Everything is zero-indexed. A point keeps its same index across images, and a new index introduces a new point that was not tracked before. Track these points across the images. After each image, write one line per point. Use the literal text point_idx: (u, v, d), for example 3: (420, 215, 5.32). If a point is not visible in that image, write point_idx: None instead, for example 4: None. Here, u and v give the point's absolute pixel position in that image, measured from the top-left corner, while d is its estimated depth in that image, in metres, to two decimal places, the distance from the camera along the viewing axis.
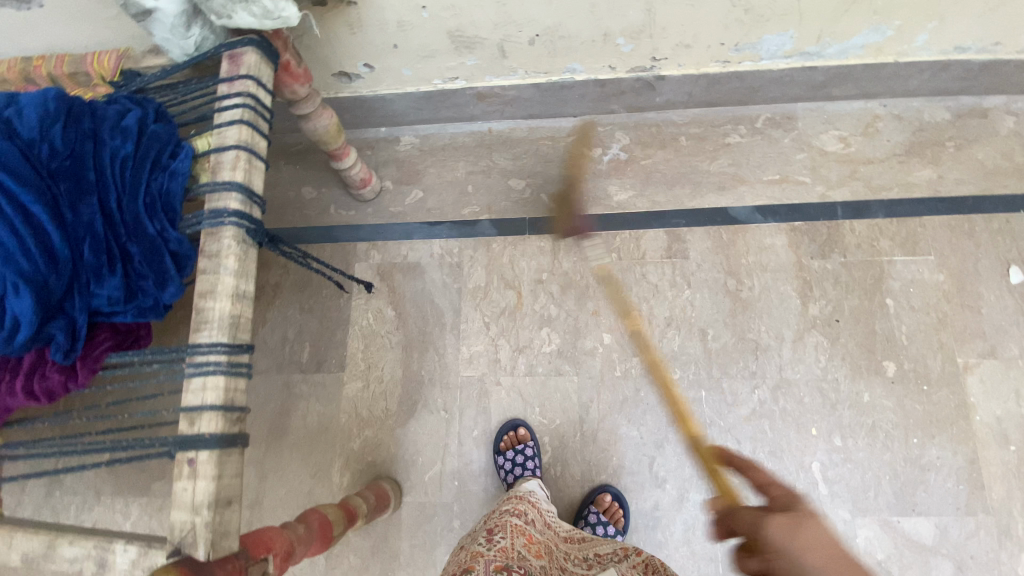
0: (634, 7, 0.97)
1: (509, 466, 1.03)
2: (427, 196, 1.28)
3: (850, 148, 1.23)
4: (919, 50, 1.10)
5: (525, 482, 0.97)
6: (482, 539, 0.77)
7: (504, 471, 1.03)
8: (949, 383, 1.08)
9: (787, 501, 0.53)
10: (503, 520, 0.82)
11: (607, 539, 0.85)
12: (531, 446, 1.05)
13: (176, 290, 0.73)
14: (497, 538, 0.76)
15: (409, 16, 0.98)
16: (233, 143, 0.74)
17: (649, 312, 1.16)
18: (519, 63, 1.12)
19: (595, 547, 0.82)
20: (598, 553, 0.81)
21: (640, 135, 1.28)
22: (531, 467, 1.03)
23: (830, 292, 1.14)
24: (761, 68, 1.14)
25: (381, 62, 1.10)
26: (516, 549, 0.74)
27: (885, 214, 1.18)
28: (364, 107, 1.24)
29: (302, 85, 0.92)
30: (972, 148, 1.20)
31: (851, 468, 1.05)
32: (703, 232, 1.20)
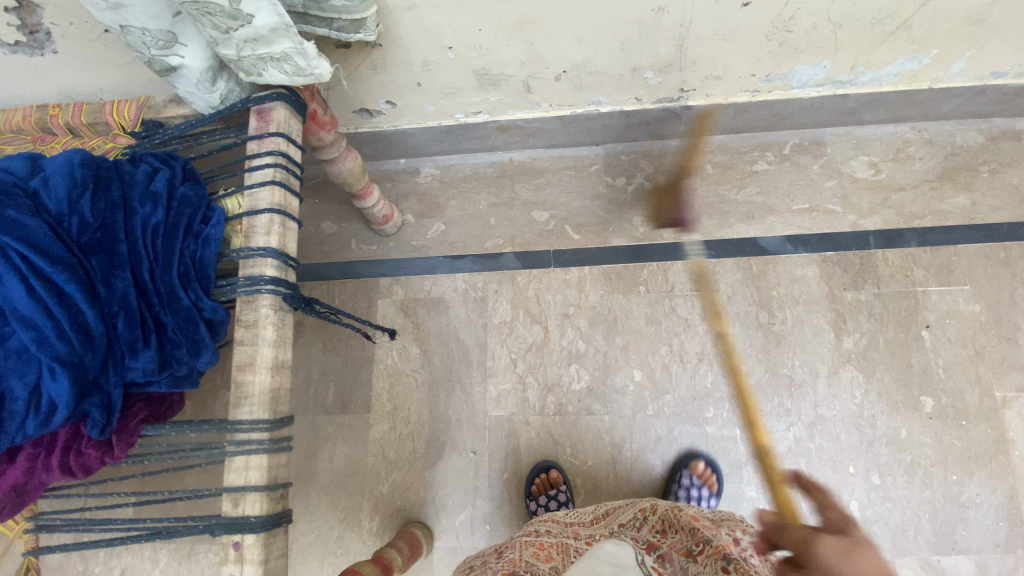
0: (666, 42, 0.94)
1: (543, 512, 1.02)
2: (450, 229, 1.26)
3: (880, 174, 1.20)
4: (954, 77, 1.06)
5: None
6: (493, 558, 0.78)
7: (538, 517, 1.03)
8: (988, 418, 1.06)
9: (841, 525, 0.50)
10: (512, 538, 0.81)
11: (626, 506, 0.86)
12: (564, 490, 1.04)
13: (212, 357, 0.72)
14: (507, 553, 0.77)
15: (434, 56, 0.95)
16: (267, 206, 0.72)
17: (680, 347, 1.14)
18: (545, 96, 1.09)
19: (617, 519, 0.82)
20: (621, 523, 0.81)
21: (666, 163, 1.25)
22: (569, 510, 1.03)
23: (864, 324, 1.12)
24: (791, 96, 1.12)
25: (403, 98, 1.08)
26: (525, 559, 0.74)
27: (918, 243, 1.15)
28: (384, 140, 1.22)
29: (328, 132, 0.89)
30: (1006, 173, 1.17)
31: (890, 506, 1.03)
32: (733, 264, 1.17)
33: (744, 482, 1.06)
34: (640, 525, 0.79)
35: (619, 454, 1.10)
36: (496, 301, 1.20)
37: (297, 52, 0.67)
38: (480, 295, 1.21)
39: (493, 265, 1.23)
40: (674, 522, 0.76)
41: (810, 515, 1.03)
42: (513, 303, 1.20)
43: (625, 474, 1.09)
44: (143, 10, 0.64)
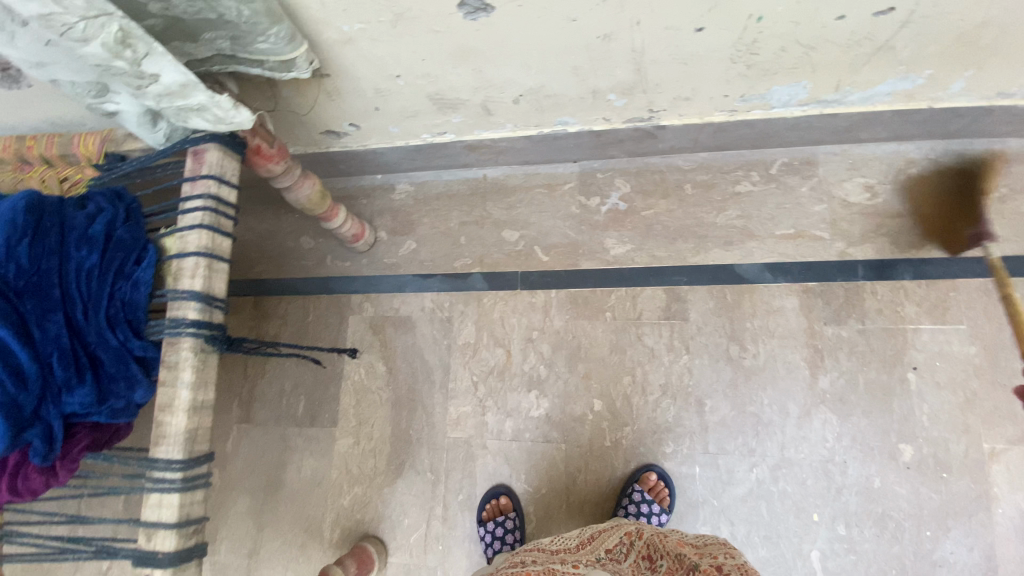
0: (621, 68, 0.90)
1: (489, 540, 1.04)
2: (420, 247, 1.25)
3: (876, 199, 1.10)
4: (957, 96, 0.97)
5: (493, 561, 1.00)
6: None
7: (485, 544, 1.04)
8: (973, 472, 0.98)
9: None
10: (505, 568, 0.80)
11: (608, 530, 0.89)
12: (512, 514, 1.05)
13: (146, 392, 0.77)
14: None
15: (385, 84, 0.94)
16: (193, 250, 0.75)
17: (643, 378, 1.10)
18: (507, 118, 1.06)
19: (603, 543, 0.86)
20: (608, 548, 0.85)
21: (642, 182, 1.20)
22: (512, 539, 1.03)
23: (844, 363, 1.04)
24: (773, 115, 1.03)
25: (365, 122, 1.07)
26: None
27: (912, 276, 1.06)
28: (356, 159, 1.21)
29: (276, 163, 0.89)
30: (1020, 200, 1.06)
31: (854, 560, 0.98)
32: (706, 292, 1.12)
33: (699, 522, 1.03)
34: (629, 551, 0.84)
35: (573, 484, 1.09)
36: (461, 322, 1.19)
37: (213, 103, 0.71)
38: (446, 315, 1.20)
39: (461, 285, 1.22)
40: (659, 549, 0.81)
41: (766, 561, 1.00)
42: (478, 325, 1.19)
43: (577, 504, 1.09)
44: (65, 67, 0.66)
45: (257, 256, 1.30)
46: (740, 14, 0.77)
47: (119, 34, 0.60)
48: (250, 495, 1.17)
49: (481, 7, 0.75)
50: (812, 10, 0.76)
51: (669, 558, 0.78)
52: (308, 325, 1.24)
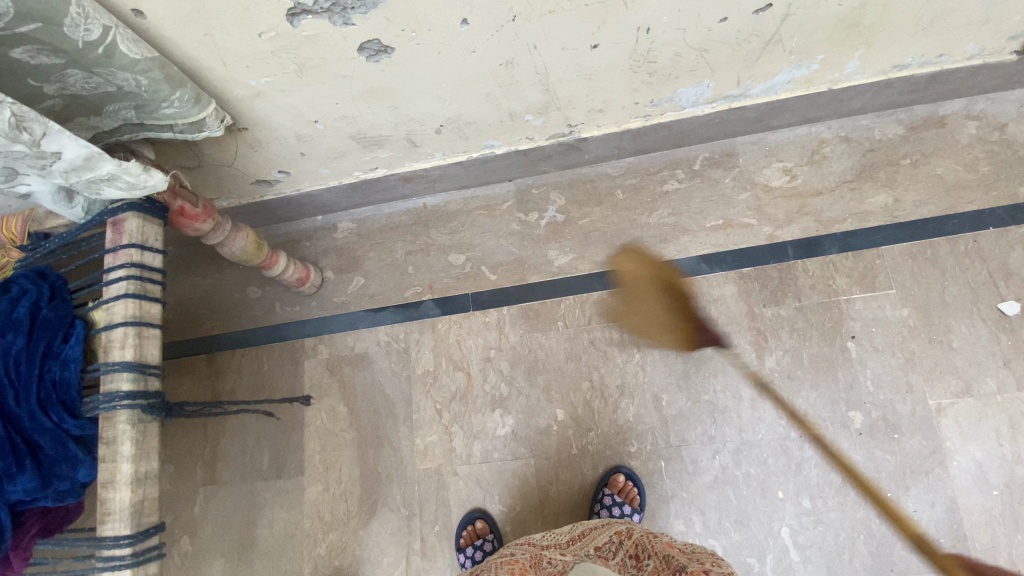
0: (531, 89, 0.93)
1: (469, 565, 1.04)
2: (369, 282, 1.25)
3: (796, 181, 1.15)
4: (853, 75, 1.02)
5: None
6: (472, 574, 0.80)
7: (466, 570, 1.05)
8: (922, 429, 1.02)
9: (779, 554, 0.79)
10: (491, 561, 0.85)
11: (600, 526, 0.91)
12: (490, 539, 1.06)
13: (88, 470, 0.75)
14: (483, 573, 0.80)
15: (305, 130, 0.96)
16: (121, 320, 0.75)
17: (601, 382, 1.13)
18: (434, 148, 1.09)
19: (592, 540, 0.88)
20: (597, 546, 0.87)
21: (576, 193, 1.23)
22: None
23: (786, 341, 1.08)
24: (685, 116, 1.08)
25: (294, 168, 1.08)
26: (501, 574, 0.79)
27: (839, 249, 1.11)
28: (293, 205, 1.21)
29: (203, 221, 0.90)
30: (929, 164, 1.13)
31: (823, 531, 1.00)
32: (649, 290, 1.16)
33: (672, 516, 1.05)
34: (616, 550, 0.85)
35: (546, 497, 1.10)
36: (417, 351, 1.20)
37: (122, 170, 0.72)
38: (402, 347, 1.20)
39: (413, 314, 1.22)
40: (647, 549, 0.82)
41: (740, 545, 1.02)
42: (435, 351, 1.19)
43: (553, 516, 1.09)
44: None
45: (205, 313, 1.29)
46: (628, 28, 0.81)
47: (12, 121, 0.60)
48: (223, 557, 1.15)
49: (382, 49, 0.78)
50: (695, 17, 0.81)
51: (656, 559, 0.79)
52: (265, 375, 1.23)
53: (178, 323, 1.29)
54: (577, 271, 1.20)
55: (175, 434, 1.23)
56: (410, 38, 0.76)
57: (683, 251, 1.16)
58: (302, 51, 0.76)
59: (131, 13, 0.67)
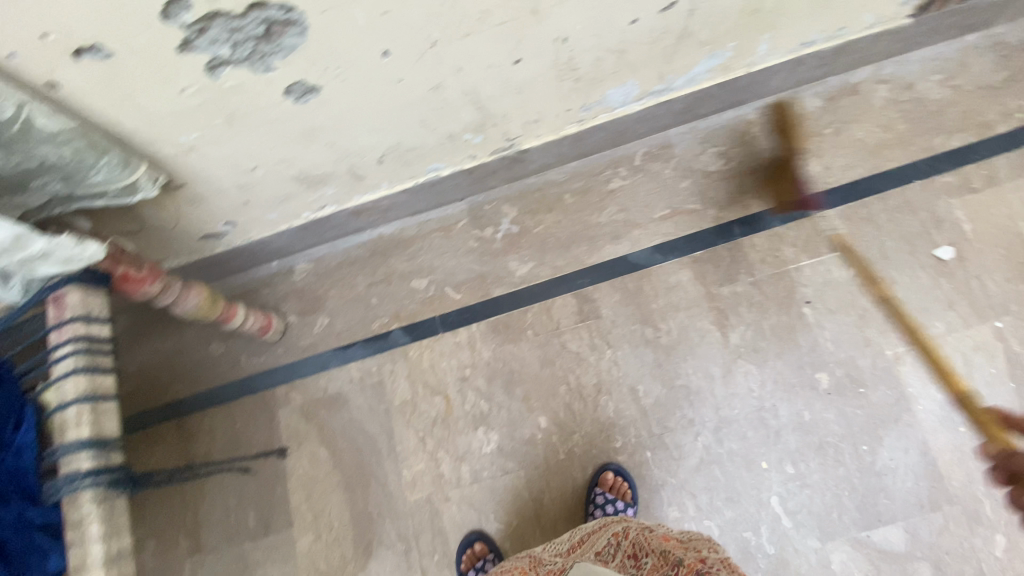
0: (464, 109, 0.95)
1: None
2: (334, 320, 1.24)
3: (731, 163, 1.20)
4: (766, 58, 1.08)
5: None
6: None
7: None
8: (885, 379, 1.07)
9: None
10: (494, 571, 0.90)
11: (599, 528, 0.92)
12: (490, 558, 1.06)
13: (59, 557, 0.71)
14: None
15: (244, 178, 0.95)
16: (73, 398, 0.74)
17: (578, 383, 1.14)
18: (379, 179, 1.09)
19: (592, 546, 0.90)
20: (597, 550, 0.89)
21: (526, 203, 1.26)
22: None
23: (746, 316, 1.12)
24: (617, 116, 1.12)
25: (240, 217, 1.07)
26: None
27: (781, 221, 1.16)
28: (245, 254, 1.20)
29: (151, 283, 0.87)
30: (850, 130, 1.19)
31: (810, 493, 1.03)
32: (610, 286, 1.18)
33: (666, 503, 1.06)
34: (615, 552, 0.87)
35: (541, 507, 1.10)
36: (392, 382, 1.19)
37: (54, 246, 0.71)
38: (376, 380, 1.19)
39: (383, 346, 1.21)
40: (645, 547, 0.84)
41: (734, 521, 1.04)
42: (410, 380, 1.19)
43: (551, 524, 1.09)
44: None
45: (168, 377, 1.24)
46: (546, 40, 0.84)
47: None
48: None
49: (308, 90, 0.79)
50: (606, 22, 0.84)
51: (654, 556, 0.81)
52: (239, 431, 1.19)
53: (141, 393, 1.24)
54: (539, 278, 1.22)
55: (152, 508, 1.18)
56: (334, 76, 0.77)
57: (636, 245, 1.20)
58: (228, 102, 0.76)
59: (44, 86, 0.65)
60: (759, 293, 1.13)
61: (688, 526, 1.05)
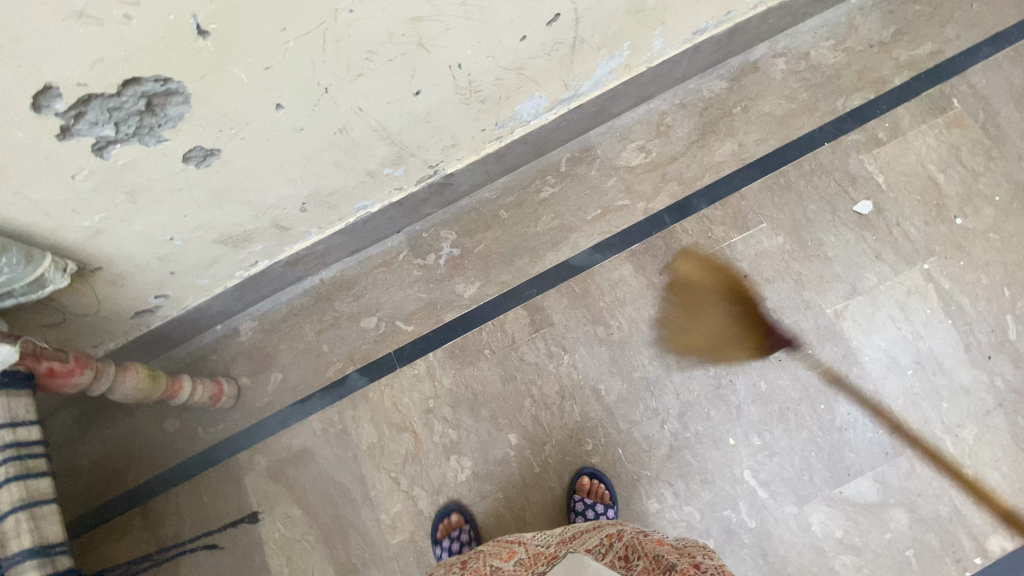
0: (376, 146, 0.96)
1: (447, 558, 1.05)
2: (288, 374, 1.21)
3: (651, 154, 1.24)
4: (663, 50, 1.12)
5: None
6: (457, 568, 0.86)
7: None
8: (830, 337, 1.10)
9: None
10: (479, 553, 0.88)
11: (594, 529, 0.90)
12: (467, 527, 1.08)
13: None
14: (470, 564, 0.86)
15: (164, 249, 0.93)
16: (8, 508, 0.71)
17: (541, 394, 1.14)
18: (307, 226, 1.09)
19: (583, 543, 0.87)
20: (587, 547, 0.86)
21: (463, 224, 1.26)
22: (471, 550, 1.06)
23: (690, 299, 1.15)
24: (533, 127, 1.15)
25: (170, 288, 1.05)
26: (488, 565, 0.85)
27: (707, 203, 1.20)
28: (185, 324, 1.17)
29: (81, 372, 0.85)
30: (758, 105, 1.24)
31: (779, 461, 1.05)
32: (557, 293, 1.19)
33: (645, 496, 1.07)
34: (607, 551, 0.84)
35: (525, 524, 1.09)
36: (357, 426, 1.17)
37: None
38: (340, 428, 1.17)
39: (342, 392, 1.20)
40: (638, 550, 0.81)
41: (713, 502, 1.05)
42: (374, 421, 1.17)
43: None
44: None
45: (125, 463, 1.20)
46: (441, 68, 0.86)
47: None
48: None
49: (208, 153, 0.78)
50: (496, 43, 0.87)
51: (647, 559, 0.79)
52: (207, 507, 1.16)
53: (98, 486, 1.19)
54: (487, 297, 1.22)
55: None
56: (231, 136, 0.77)
57: (575, 247, 1.21)
58: (126, 179, 0.75)
59: None
60: (699, 276, 1.16)
61: (670, 516, 1.05)
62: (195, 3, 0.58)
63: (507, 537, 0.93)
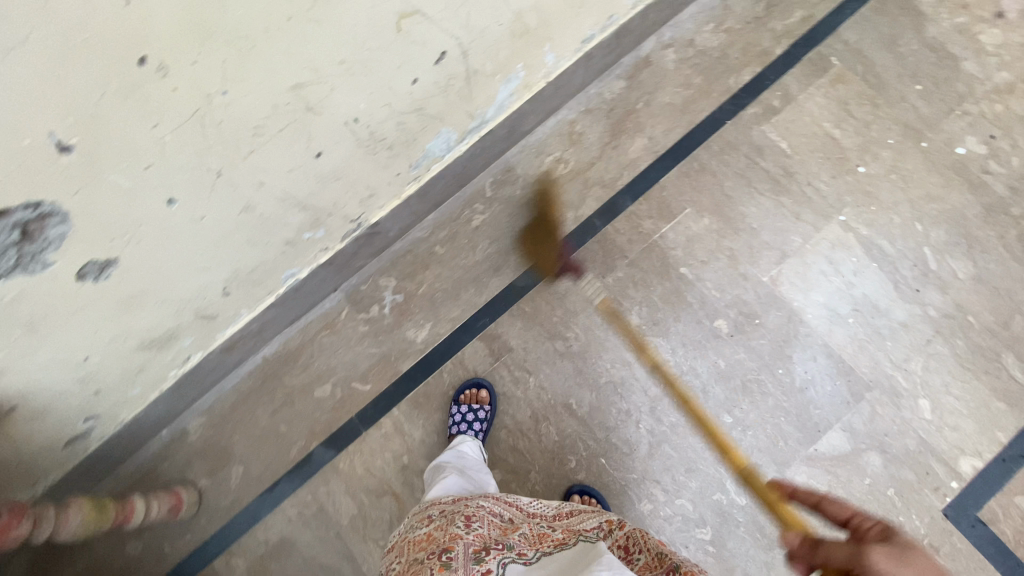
0: (289, 214, 0.92)
1: (458, 418, 1.10)
2: (250, 465, 1.15)
3: (570, 164, 1.26)
4: (557, 64, 1.15)
5: (461, 444, 1.06)
6: (460, 523, 0.83)
7: (452, 422, 1.10)
8: (774, 303, 1.14)
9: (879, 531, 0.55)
10: (479, 510, 0.88)
11: (591, 511, 0.90)
12: (487, 408, 1.11)
13: None
14: (474, 525, 0.83)
15: (80, 370, 0.87)
16: None
17: (514, 422, 1.13)
18: (235, 308, 1.04)
19: (581, 525, 0.86)
20: (586, 529, 0.86)
21: (400, 269, 1.23)
22: (480, 429, 1.09)
23: (636, 295, 1.17)
24: (448, 161, 1.14)
25: (99, 407, 0.98)
26: (492, 536, 0.81)
27: (632, 200, 1.23)
28: (126, 439, 1.09)
29: (20, 523, 0.86)
30: (658, 97, 1.28)
31: (753, 433, 1.08)
32: (509, 317, 1.19)
33: (637, 499, 1.07)
34: (606, 536, 0.85)
35: None
36: (334, 501, 1.12)
37: None
38: (316, 507, 1.12)
39: (311, 469, 1.14)
40: (639, 542, 0.83)
41: (701, 489, 1.06)
42: (351, 491, 1.12)
43: None
44: None
45: None
46: (337, 127, 0.83)
47: None
48: None
49: (105, 265, 0.74)
50: (389, 91, 0.85)
51: (649, 556, 0.81)
52: None
53: None
54: (439, 337, 1.20)
55: None
56: (126, 241, 0.73)
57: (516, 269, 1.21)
58: (18, 312, 0.70)
59: None
60: (642, 270, 1.18)
61: (665, 513, 1.06)
62: (48, 119, 0.55)
63: (507, 498, 0.94)
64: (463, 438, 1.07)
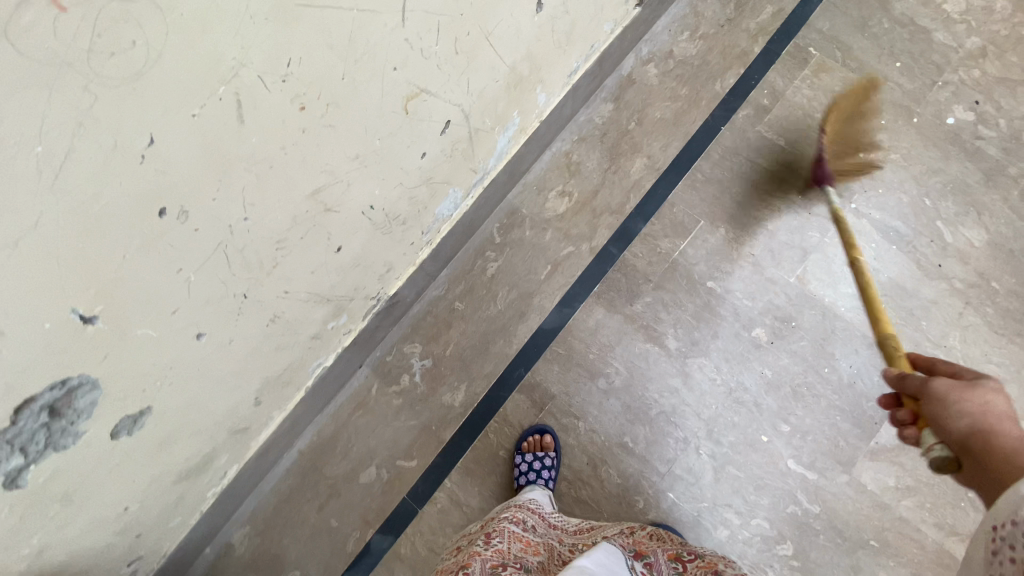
0: (314, 311, 0.87)
1: (525, 467, 1.06)
2: (306, 568, 1.09)
3: (574, 195, 1.24)
4: (549, 101, 1.13)
5: (529, 492, 1.02)
6: (480, 540, 0.84)
7: (518, 470, 1.06)
8: (805, 303, 1.14)
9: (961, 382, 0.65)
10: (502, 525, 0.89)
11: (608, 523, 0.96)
12: (552, 454, 1.08)
13: None
14: (494, 540, 0.83)
15: (121, 520, 0.80)
16: None
17: (572, 471, 1.10)
18: (267, 412, 0.98)
19: (603, 531, 0.93)
20: (604, 534, 0.92)
21: (423, 333, 1.19)
22: (548, 476, 1.05)
23: (668, 318, 1.15)
24: (457, 218, 1.11)
25: (141, 549, 0.91)
26: (512, 550, 0.82)
27: (644, 222, 1.21)
28: (170, 570, 1.02)
29: None
30: (649, 113, 1.27)
31: (812, 436, 1.07)
32: (545, 363, 1.16)
33: (712, 527, 1.05)
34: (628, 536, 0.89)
35: None
36: None
37: None
38: None
39: (372, 559, 1.09)
40: (662, 538, 0.88)
41: (773, 503, 1.05)
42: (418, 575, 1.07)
43: None
44: None
45: None
46: (355, 218, 0.79)
47: None
48: None
49: (139, 416, 0.68)
50: (401, 171, 0.81)
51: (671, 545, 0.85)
52: None
53: None
54: (478, 396, 1.16)
55: None
56: (159, 386, 0.68)
57: (543, 313, 1.18)
58: (56, 487, 0.64)
59: None
60: (670, 291, 1.16)
61: (743, 536, 1.04)
62: (70, 295, 0.50)
63: (530, 506, 0.96)
64: (533, 487, 1.03)
